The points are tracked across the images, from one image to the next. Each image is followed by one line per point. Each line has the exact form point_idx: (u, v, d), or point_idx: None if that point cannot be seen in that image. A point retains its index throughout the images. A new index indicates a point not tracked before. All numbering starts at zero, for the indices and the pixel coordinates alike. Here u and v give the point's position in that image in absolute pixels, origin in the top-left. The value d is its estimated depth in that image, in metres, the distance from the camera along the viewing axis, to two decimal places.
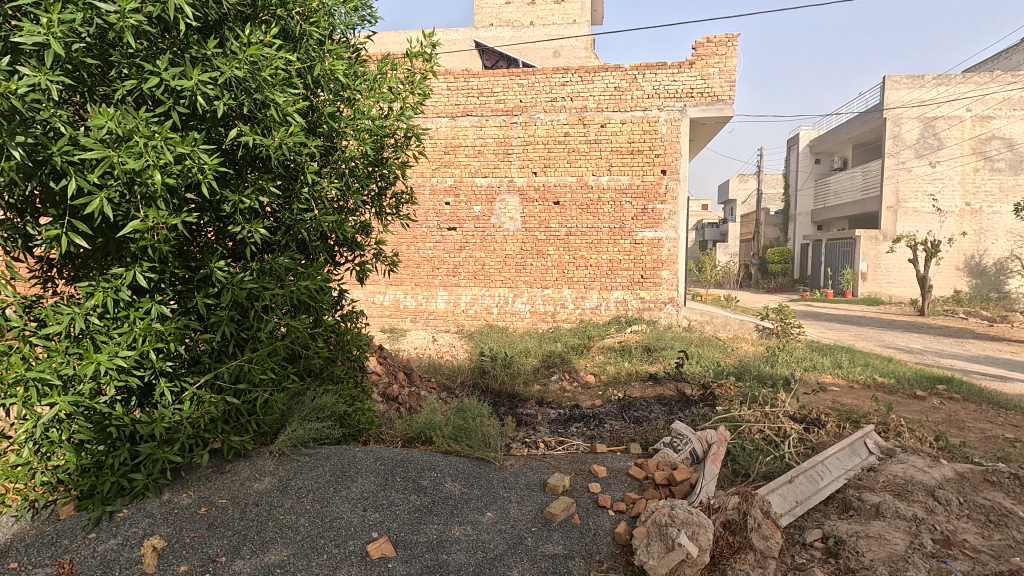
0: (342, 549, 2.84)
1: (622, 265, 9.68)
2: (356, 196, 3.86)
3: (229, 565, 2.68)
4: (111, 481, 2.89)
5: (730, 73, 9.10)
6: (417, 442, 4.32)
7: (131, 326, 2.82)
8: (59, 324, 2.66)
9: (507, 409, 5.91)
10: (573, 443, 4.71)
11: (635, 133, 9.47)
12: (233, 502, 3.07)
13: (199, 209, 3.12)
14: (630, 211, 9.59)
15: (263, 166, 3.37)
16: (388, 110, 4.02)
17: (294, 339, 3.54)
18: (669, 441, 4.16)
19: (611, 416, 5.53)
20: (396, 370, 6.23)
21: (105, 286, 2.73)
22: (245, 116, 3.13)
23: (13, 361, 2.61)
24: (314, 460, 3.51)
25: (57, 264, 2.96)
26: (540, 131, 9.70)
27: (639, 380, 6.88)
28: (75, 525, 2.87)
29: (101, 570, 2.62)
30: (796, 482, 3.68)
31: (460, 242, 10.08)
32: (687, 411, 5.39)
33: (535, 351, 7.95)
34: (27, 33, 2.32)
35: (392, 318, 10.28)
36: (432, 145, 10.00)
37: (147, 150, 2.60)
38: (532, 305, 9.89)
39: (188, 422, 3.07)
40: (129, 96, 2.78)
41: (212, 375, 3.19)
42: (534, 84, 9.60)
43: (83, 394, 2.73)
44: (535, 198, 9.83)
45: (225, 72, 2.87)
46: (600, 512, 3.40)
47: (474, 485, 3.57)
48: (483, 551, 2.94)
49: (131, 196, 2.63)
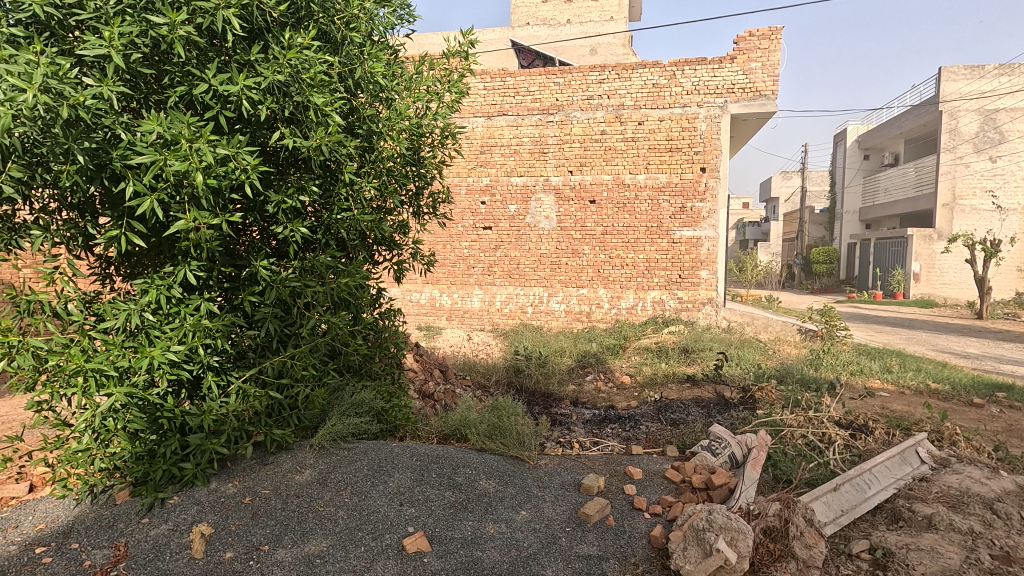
0: (378, 542, 2.90)
1: (659, 264, 9.52)
2: (394, 196, 3.92)
3: (272, 555, 2.78)
4: (162, 469, 3.05)
5: (773, 67, 8.85)
6: (453, 439, 4.35)
7: (182, 322, 2.93)
8: (116, 319, 2.81)
9: (541, 409, 5.89)
10: (609, 444, 4.67)
11: (674, 130, 9.31)
12: (276, 493, 3.17)
13: (243, 209, 3.22)
14: (668, 210, 9.42)
15: (305, 167, 3.44)
16: (425, 110, 4.07)
17: (334, 335, 3.61)
18: (706, 444, 4.07)
19: (646, 418, 5.46)
20: (432, 367, 6.32)
21: (159, 284, 2.88)
22: (287, 118, 3.19)
23: (74, 353, 2.79)
24: (352, 455, 3.58)
25: (115, 262, 3.14)
26: (576, 130, 9.65)
27: (676, 382, 6.77)
28: (129, 511, 3.04)
29: (153, 554, 2.77)
30: (841, 490, 3.54)
31: (496, 241, 10.14)
32: (726, 414, 5.27)
33: (570, 350, 7.91)
34: (90, 46, 2.49)
35: (429, 316, 10.43)
36: (468, 145, 10.10)
37: (193, 152, 2.69)
38: (567, 304, 9.83)
39: (234, 414, 3.18)
40: (181, 102, 2.90)
41: (256, 370, 3.30)
42: (571, 82, 9.56)
43: (137, 385, 2.87)
44: (571, 197, 9.79)
45: (268, 77, 2.94)
46: (635, 514, 3.35)
47: (509, 483, 3.56)
48: (517, 549, 2.94)
49: (180, 197, 2.75)
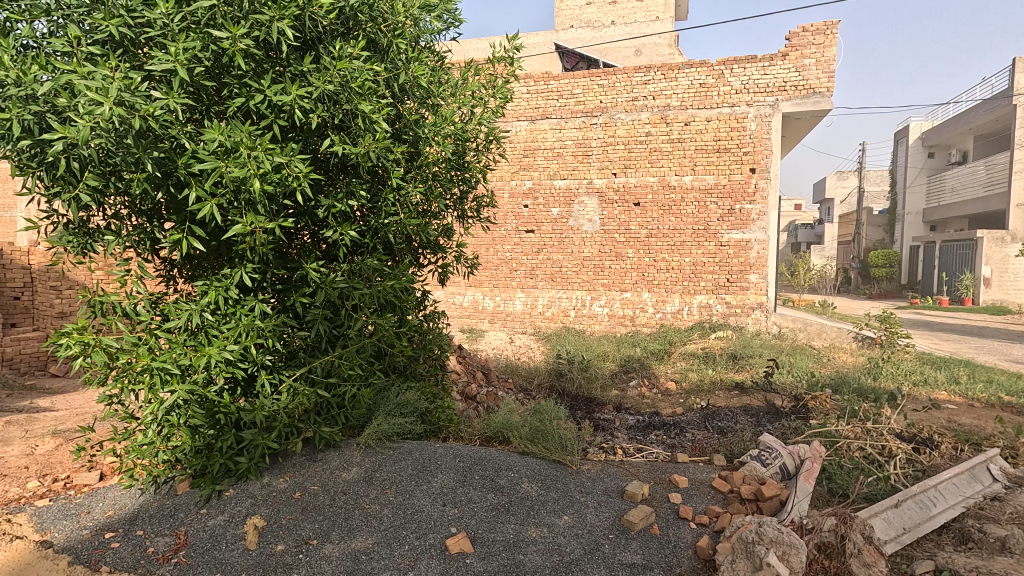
0: (422, 541, 2.94)
1: (706, 268, 9.27)
2: (439, 200, 3.97)
3: (321, 549, 2.88)
4: (219, 462, 3.20)
5: (828, 63, 8.52)
6: (495, 441, 4.36)
7: (238, 322, 3.05)
8: (179, 318, 2.98)
9: (584, 413, 5.83)
10: (653, 451, 4.59)
11: (722, 130, 9.08)
12: (324, 489, 3.26)
13: (296, 214, 3.34)
14: (716, 212, 9.18)
15: (353, 173, 3.53)
16: (470, 115, 4.12)
17: (381, 337, 3.69)
18: (756, 454, 3.93)
19: (692, 425, 5.33)
20: (474, 369, 6.38)
21: (216, 285, 3.02)
22: (337, 126, 3.28)
23: (141, 351, 2.97)
24: (397, 454, 3.63)
25: (178, 265, 3.32)
26: (620, 132, 9.55)
27: (724, 389, 6.58)
28: (189, 501, 3.22)
29: (210, 543, 2.92)
30: (903, 507, 3.35)
31: (538, 245, 10.15)
32: (777, 423, 5.09)
33: (613, 355, 7.81)
34: (158, 62, 2.65)
35: (471, 318, 10.53)
36: (511, 149, 10.18)
37: (250, 159, 2.80)
38: (610, 308, 9.71)
39: (284, 411, 3.29)
40: (239, 112, 3.03)
41: (306, 369, 3.40)
42: (615, 84, 9.48)
43: (197, 383, 3.02)
44: (614, 200, 9.68)
45: (319, 87, 3.04)
46: (680, 523, 3.28)
47: (551, 487, 3.54)
48: (559, 554, 2.93)
49: (238, 203, 2.87)
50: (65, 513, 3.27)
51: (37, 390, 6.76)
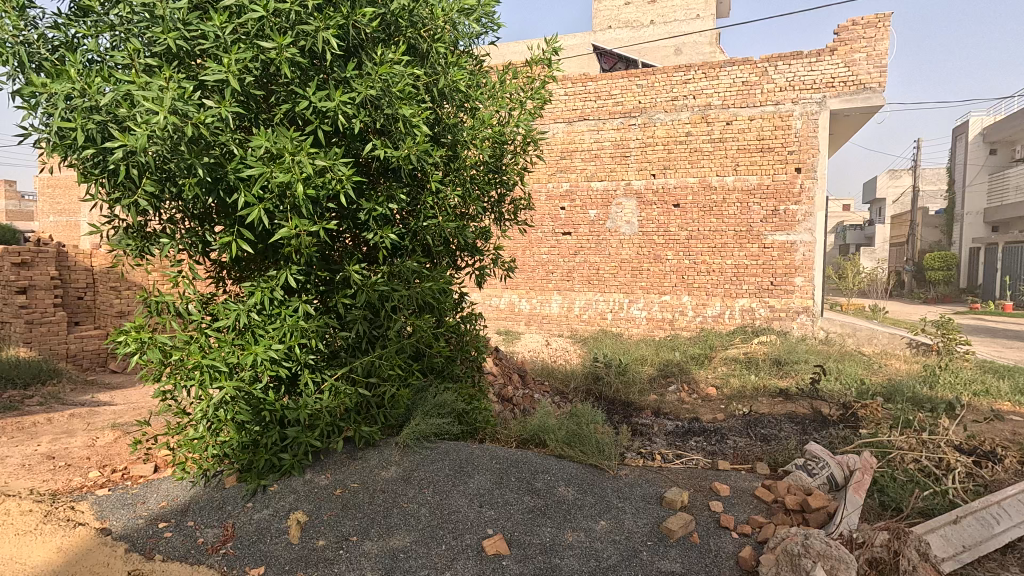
0: (459, 541, 2.96)
1: (749, 270, 9.02)
2: (477, 202, 4.00)
3: (360, 546, 2.93)
4: (264, 458, 3.31)
5: (879, 58, 8.19)
6: (531, 444, 4.34)
7: (282, 322, 3.14)
8: (228, 318, 3.10)
9: (621, 418, 5.75)
10: (693, 458, 4.49)
11: (765, 129, 8.83)
12: (364, 487, 3.32)
13: (339, 217, 3.42)
14: (759, 213, 8.92)
15: (394, 176, 3.58)
16: (508, 118, 4.14)
17: (419, 338, 3.74)
18: (802, 463, 3.79)
19: (733, 432, 5.19)
20: (511, 372, 6.39)
21: (263, 286, 3.12)
22: (378, 131, 3.34)
23: (192, 349, 3.10)
24: (435, 454, 3.66)
25: (227, 267, 3.45)
26: (659, 132, 9.41)
27: (767, 396, 6.38)
28: (236, 495, 3.34)
29: (256, 537, 3.02)
30: (962, 523, 3.17)
31: (575, 247, 10.10)
32: (824, 432, 4.90)
33: (651, 359, 7.69)
34: (211, 72, 2.77)
35: (508, 320, 10.56)
36: (549, 151, 10.17)
37: (295, 164, 2.88)
38: (649, 311, 9.55)
39: (327, 410, 3.37)
40: (285, 119, 3.13)
41: (347, 369, 3.47)
42: (654, 84, 9.36)
43: (243, 380, 3.13)
44: (653, 201, 9.54)
45: (361, 93, 3.10)
46: (721, 533, 3.19)
47: (588, 492, 3.50)
48: (596, 560, 2.90)
49: (283, 207, 2.96)
50: (123, 502, 3.44)
51: (97, 385, 7.15)
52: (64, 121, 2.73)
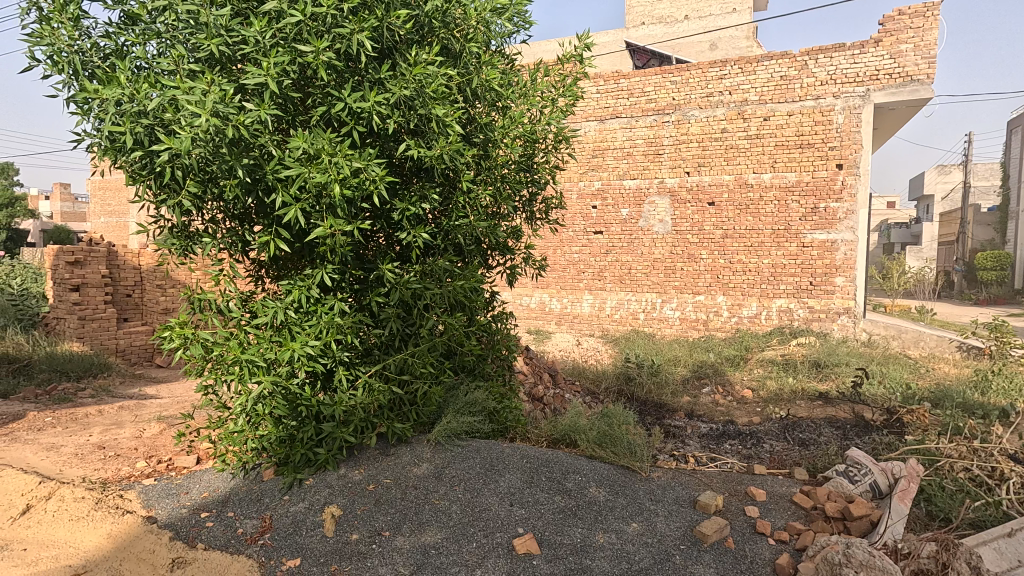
0: (489, 539, 2.97)
1: (787, 270, 8.77)
2: (508, 201, 4.00)
3: (392, 541, 2.98)
4: (300, 452, 3.39)
5: (928, 48, 7.86)
6: (562, 444, 4.32)
7: (319, 319, 3.22)
8: (266, 316, 3.18)
9: (653, 420, 5.67)
10: (727, 462, 4.39)
11: (805, 124, 8.56)
12: (396, 483, 3.37)
13: (373, 217, 3.47)
14: (797, 211, 8.67)
15: (426, 176, 3.62)
16: (539, 116, 4.12)
17: (451, 336, 3.76)
18: (843, 469, 3.66)
19: (770, 436, 5.05)
20: (541, 371, 6.38)
21: (300, 284, 3.20)
22: (412, 131, 3.37)
23: (233, 345, 3.20)
24: (466, 452, 3.67)
25: (266, 265, 3.54)
26: (694, 129, 9.24)
27: (806, 400, 6.19)
28: (273, 487, 3.43)
29: (292, 529, 3.10)
30: (1017, 536, 3.01)
31: (607, 246, 10.02)
32: (866, 438, 4.72)
33: (685, 360, 7.57)
34: (251, 76, 2.85)
35: (538, 320, 10.55)
36: (580, 150, 10.11)
37: (331, 165, 2.95)
38: (682, 311, 9.38)
39: (360, 407, 3.43)
40: (322, 120, 3.19)
41: (380, 366, 3.52)
42: (688, 80, 9.20)
43: (281, 376, 3.22)
44: (687, 199, 9.37)
45: (395, 93, 3.15)
46: (757, 538, 3.11)
47: (620, 493, 3.46)
48: (627, 562, 2.87)
49: (319, 207, 3.03)
50: (168, 492, 3.58)
51: (145, 379, 7.47)
52: (114, 125, 2.85)
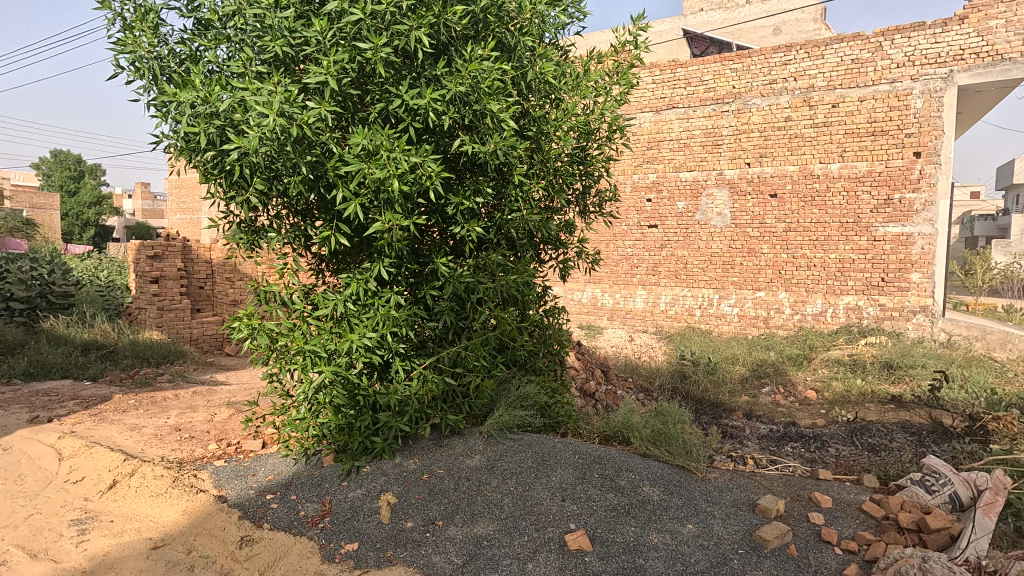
0: (541, 534, 2.97)
1: (856, 265, 8.29)
2: (561, 194, 3.96)
3: (445, 530, 3.03)
4: (358, 440, 3.50)
5: (1021, 23, 7.21)
6: (615, 441, 4.25)
7: (376, 312, 3.30)
8: (327, 308, 3.30)
9: (710, 419, 5.50)
10: (789, 465, 4.21)
11: (878, 110, 8.04)
12: (449, 474, 3.42)
13: (428, 212, 3.52)
14: (868, 202, 8.17)
15: (480, 171, 3.64)
16: (593, 107, 4.04)
17: (503, 330, 3.77)
18: (919, 478, 3.43)
19: (836, 440, 4.80)
20: (593, 367, 6.31)
21: (358, 278, 3.29)
22: (466, 126, 3.39)
23: (296, 335, 3.35)
24: (517, 446, 3.68)
25: (326, 259, 3.67)
26: (755, 118, 8.87)
27: (877, 403, 5.84)
28: (333, 473, 3.56)
29: (350, 514, 3.21)
30: None
31: (662, 240, 9.79)
32: (945, 445, 4.40)
33: (743, 358, 7.30)
34: (314, 76, 2.95)
35: (590, 315, 10.44)
36: (635, 142, 9.92)
37: (389, 161, 3.01)
38: (741, 308, 9.04)
39: (415, 397, 3.51)
40: (379, 117, 3.26)
41: (435, 358, 3.58)
42: (749, 67, 8.84)
43: (340, 366, 3.33)
44: (747, 191, 9.01)
45: (451, 89, 3.18)
46: (822, 547, 2.96)
47: (675, 493, 3.37)
48: (682, 564, 2.80)
49: (378, 202, 3.10)
50: (237, 474, 3.79)
51: (216, 366, 7.92)
52: (189, 126, 3.02)
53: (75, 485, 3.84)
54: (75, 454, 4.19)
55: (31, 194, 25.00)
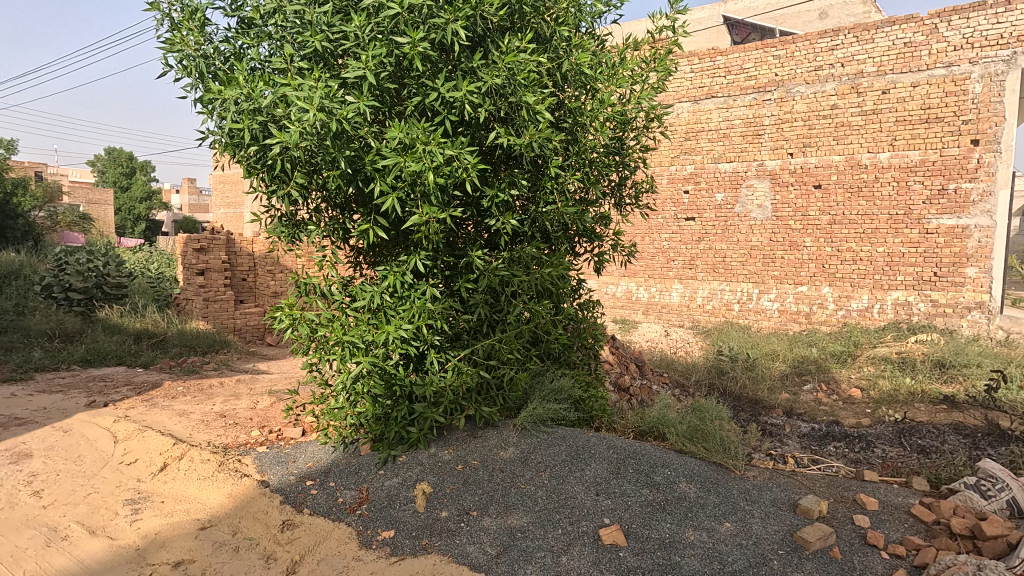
0: (575, 527, 2.96)
1: (906, 259, 7.93)
2: (596, 186, 3.91)
3: (480, 521, 3.06)
4: (394, 430, 3.56)
5: None
6: (650, 436, 4.20)
7: (412, 304, 3.34)
8: (364, 299, 3.36)
9: (748, 416, 5.37)
10: (832, 465, 4.08)
11: (933, 96, 7.64)
12: (483, 465, 3.45)
13: (464, 204, 3.54)
14: (920, 193, 7.79)
15: (514, 163, 3.62)
16: (630, 96, 3.96)
17: (537, 323, 3.76)
18: (973, 482, 3.27)
19: (882, 441, 4.62)
20: (628, 361, 6.24)
21: (395, 270, 3.33)
22: (502, 118, 3.38)
23: (335, 326, 3.42)
24: (551, 439, 3.67)
25: (363, 252, 3.72)
26: (799, 106, 8.57)
27: (927, 403, 5.59)
28: (370, 462, 3.63)
29: (387, 502, 3.28)
30: None
31: (699, 233, 9.59)
32: (1002, 449, 4.19)
33: (784, 355, 7.09)
34: (353, 71, 2.99)
35: (624, 309, 10.31)
36: (672, 133, 9.73)
37: (425, 154, 3.02)
38: (781, 303, 8.78)
39: (450, 389, 3.53)
40: (416, 110, 3.28)
41: (469, 350, 3.61)
42: (793, 54, 8.55)
43: (377, 357, 3.39)
44: (790, 182, 8.73)
45: (487, 81, 3.17)
46: (868, 550, 2.87)
47: (712, 490, 3.31)
48: (720, 563, 2.75)
49: (414, 195, 3.13)
50: (279, 460, 3.91)
51: (257, 356, 8.18)
52: (234, 122, 3.11)
53: (129, 466, 4.03)
54: (128, 437, 4.40)
55: (87, 189, 26.30)
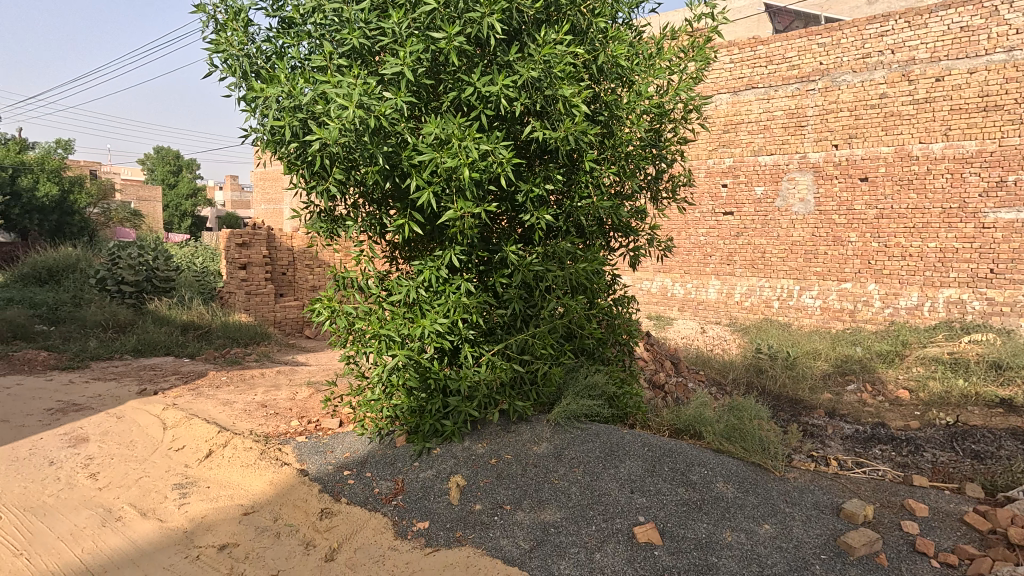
0: (609, 524, 2.94)
1: (959, 255, 7.54)
2: (632, 180, 3.85)
3: (513, 515, 3.07)
4: (429, 423, 3.60)
5: None
6: (686, 435, 4.13)
7: (447, 298, 3.36)
8: (401, 293, 3.41)
9: (788, 416, 5.22)
10: (878, 469, 3.93)
11: (992, 83, 7.25)
12: (517, 459, 3.45)
13: (499, 199, 3.53)
14: (976, 185, 7.40)
15: (550, 157, 3.60)
16: (668, 86, 3.87)
17: (571, 318, 3.73)
18: None
19: (932, 445, 4.42)
20: (663, 358, 6.15)
21: (430, 265, 3.37)
22: (537, 112, 3.36)
23: (373, 320, 3.48)
24: (585, 435, 3.64)
25: (399, 247, 3.76)
26: (845, 96, 8.25)
27: (982, 406, 5.32)
28: (405, 454, 3.69)
29: (422, 493, 3.32)
30: None
31: (737, 228, 9.35)
32: None
33: (826, 354, 6.86)
34: (390, 67, 3.02)
35: (659, 305, 10.13)
36: (710, 125, 9.51)
37: (460, 149, 3.04)
38: (824, 300, 8.47)
39: (484, 383, 3.55)
40: (451, 106, 3.29)
41: (503, 345, 3.61)
42: (840, 41, 8.26)
43: (413, 350, 3.43)
44: (834, 175, 8.41)
45: (523, 75, 3.16)
46: (916, 558, 2.75)
47: (751, 491, 3.24)
48: (759, 565, 2.68)
49: (449, 190, 3.14)
50: (317, 449, 4.01)
51: (296, 348, 8.40)
52: (275, 120, 3.18)
53: (178, 452, 4.20)
54: (176, 424, 4.58)
55: (137, 187, 27.47)
